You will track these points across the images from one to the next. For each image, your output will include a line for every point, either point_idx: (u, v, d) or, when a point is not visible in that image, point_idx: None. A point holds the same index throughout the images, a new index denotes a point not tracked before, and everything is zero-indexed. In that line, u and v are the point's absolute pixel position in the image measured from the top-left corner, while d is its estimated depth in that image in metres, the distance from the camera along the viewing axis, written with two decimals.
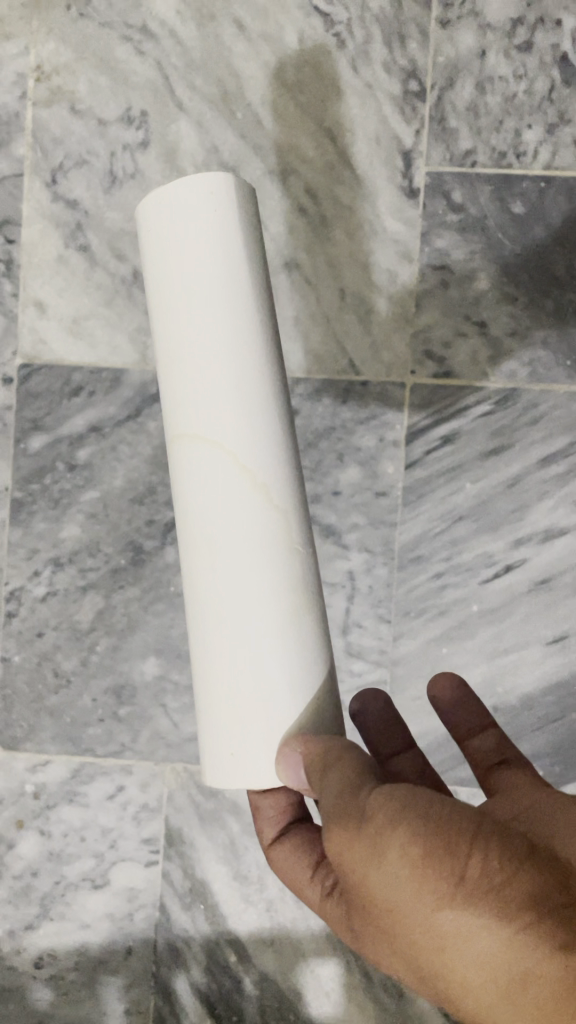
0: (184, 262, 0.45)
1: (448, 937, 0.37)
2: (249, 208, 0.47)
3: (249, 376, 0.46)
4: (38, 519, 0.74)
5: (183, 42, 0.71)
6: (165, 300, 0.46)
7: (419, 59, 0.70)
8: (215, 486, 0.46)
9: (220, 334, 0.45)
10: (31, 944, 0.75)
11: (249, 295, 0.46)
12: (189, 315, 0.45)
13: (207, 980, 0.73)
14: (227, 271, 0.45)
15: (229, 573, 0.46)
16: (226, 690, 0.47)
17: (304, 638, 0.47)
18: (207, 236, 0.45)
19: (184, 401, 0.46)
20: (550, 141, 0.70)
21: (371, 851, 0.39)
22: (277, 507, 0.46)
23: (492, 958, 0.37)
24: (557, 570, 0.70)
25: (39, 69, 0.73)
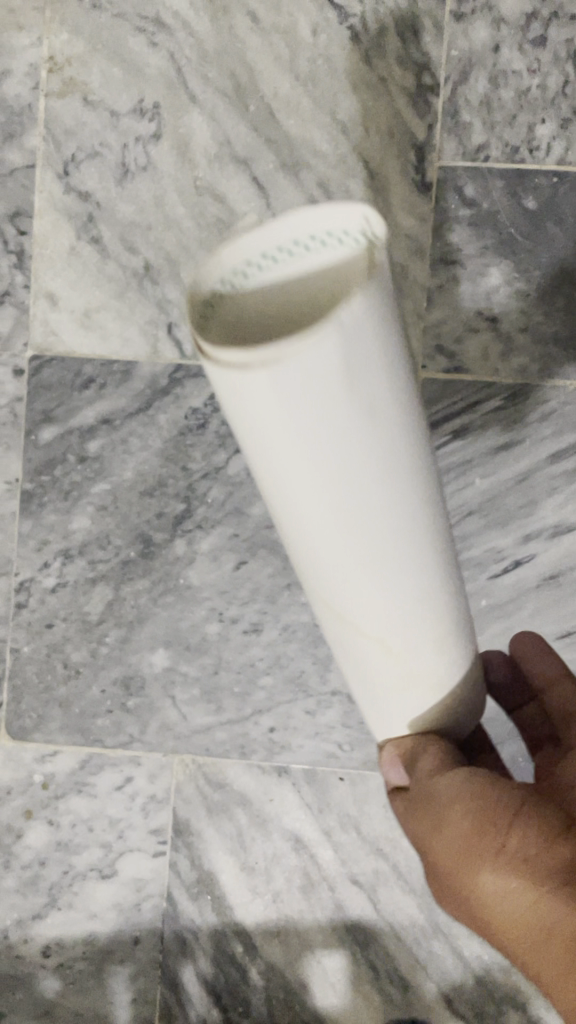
0: (285, 453, 0.35)
1: (485, 891, 0.49)
2: (361, 337, 0.32)
3: (347, 545, 0.40)
4: (48, 511, 0.74)
5: (196, 34, 0.71)
6: (250, 446, 0.37)
7: (432, 53, 0.70)
8: (325, 607, 0.45)
9: (347, 510, 0.38)
10: (39, 933, 0.76)
11: (379, 436, 0.36)
12: (299, 497, 0.38)
13: (214, 971, 0.74)
14: (343, 448, 0.35)
15: (350, 654, 0.49)
16: (358, 689, 0.53)
17: (426, 658, 0.49)
18: (272, 437, 0.35)
19: (286, 535, 0.42)
20: (564, 136, 0.70)
21: (440, 831, 0.51)
22: (408, 601, 0.45)
23: (519, 910, 0.47)
24: (566, 568, 0.70)
25: (52, 60, 0.73)
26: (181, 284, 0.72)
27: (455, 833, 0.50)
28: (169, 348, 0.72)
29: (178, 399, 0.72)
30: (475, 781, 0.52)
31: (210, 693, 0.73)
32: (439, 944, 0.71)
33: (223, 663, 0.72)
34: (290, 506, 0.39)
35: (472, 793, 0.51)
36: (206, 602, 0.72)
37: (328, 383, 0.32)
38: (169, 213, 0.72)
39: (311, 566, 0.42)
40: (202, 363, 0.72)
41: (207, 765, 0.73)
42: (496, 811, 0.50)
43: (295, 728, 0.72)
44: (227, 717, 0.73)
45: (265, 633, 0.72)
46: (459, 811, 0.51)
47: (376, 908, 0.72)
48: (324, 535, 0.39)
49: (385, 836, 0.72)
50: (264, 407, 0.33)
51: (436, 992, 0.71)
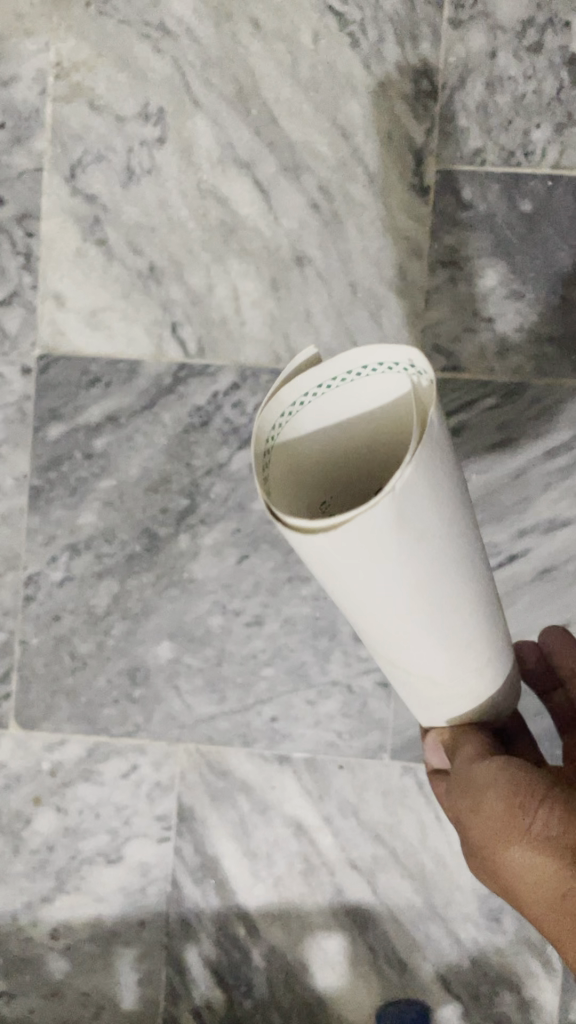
0: (355, 585, 0.40)
1: (515, 871, 0.45)
2: (412, 496, 0.37)
3: (426, 638, 0.45)
4: (56, 506, 0.76)
5: (200, 40, 0.73)
6: (335, 588, 0.42)
7: (430, 59, 0.71)
8: (398, 671, 0.51)
9: (408, 614, 0.43)
10: (48, 916, 0.78)
11: (435, 553, 0.41)
12: (366, 610, 0.43)
13: (217, 953, 0.76)
14: (402, 576, 0.40)
15: (414, 696, 0.54)
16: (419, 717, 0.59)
17: (472, 695, 0.55)
18: (355, 580, 0.40)
19: (369, 640, 0.47)
20: (559, 140, 0.71)
21: (478, 818, 0.48)
22: (459, 663, 0.50)
23: (538, 878, 0.44)
24: (560, 561, 0.72)
25: (59, 65, 0.74)
26: (185, 285, 0.74)
27: (487, 808, 0.48)
28: (173, 348, 0.74)
29: (181, 397, 0.74)
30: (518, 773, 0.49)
31: (213, 683, 0.75)
32: (435, 927, 0.73)
33: (226, 654, 0.75)
34: (360, 615, 0.44)
35: (509, 774, 0.49)
36: (210, 595, 0.74)
37: (386, 537, 0.37)
38: (174, 215, 0.74)
39: (378, 647, 0.48)
40: (206, 362, 0.74)
41: (210, 753, 0.75)
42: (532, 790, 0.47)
43: (296, 717, 0.74)
44: (230, 707, 0.75)
45: (267, 625, 0.74)
46: (493, 788, 0.49)
47: (374, 892, 0.74)
48: (391, 632, 0.44)
49: (383, 822, 0.74)
50: (346, 560, 0.38)
51: (433, 973, 0.73)
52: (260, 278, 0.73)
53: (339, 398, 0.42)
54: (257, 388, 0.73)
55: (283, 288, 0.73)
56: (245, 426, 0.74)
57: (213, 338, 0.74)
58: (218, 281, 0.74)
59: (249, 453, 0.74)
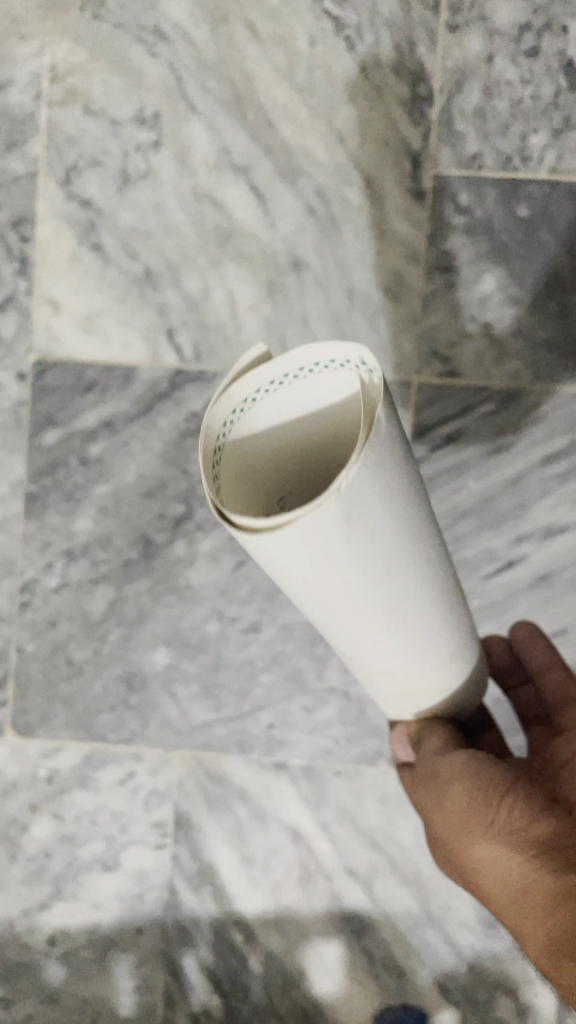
0: (308, 582, 0.40)
1: (475, 857, 0.51)
2: (363, 497, 0.36)
3: (382, 624, 0.44)
4: (52, 512, 0.75)
5: (196, 44, 0.73)
6: (287, 586, 0.41)
7: (427, 63, 0.71)
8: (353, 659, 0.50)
9: (364, 609, 0.42)
10: (44, 923, 0.78)
11: (389, 549, 0.40)
12: (321, 606, 0.42)
13: (214, 959, 0.76)
14: (354, 571, 0.39)
15: (369, 679, 0.54)
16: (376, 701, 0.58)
17: (428, 682, 0.54)
18: (304, 575, 0.39)
19: (326, 630, 0.46)
20: (556, 145, 0.71)
21: (437, 803, 0.55)
22: (414, 652, 0.49)
23: (507, 876, 0.49)
24: (557, 568, 0.72)
25: (53, 69, 0.74)
26: (181, 290, 0.74)
27: (446, 801, 0.54)
28: (169, 353, 0.74)
29: (177, 402, 0.74)
30: (469, 759, 0.55)
31: (210, 690, 0.75)
32: (433, 933, 0.73)
33: (223, 660, 0.74)
34: (317, 610, 0.43)
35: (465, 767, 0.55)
36: (207, 601, 0.74)
37: (338, 534, 0.37)
38: (170, 220, 0.73)
39: (334, 640, 0.47)
40: (202, 367, 0.73)
41: (207, 760, 0.75)
42: (487, 785, 0.52)
43: (293, 724, 0.74)
44: (227, 713, 0.75)
45: (264, 631, 0.74)
46: (455, 783, 0.54)
47: (372, 898, 0.74)
48: (346, 625, 0.44)
49: (381, 828, 0.74)
50: (292, 559, 0.37)
51: (430, 980, 0.73)
52: (256, 283, 0.73)
53: (287, 397, 0.40)
54: None
55: (279, 294, 0.73)
56: None
57: (209, 344, 0.73)
58: (215, 286, 0.73)
59: None
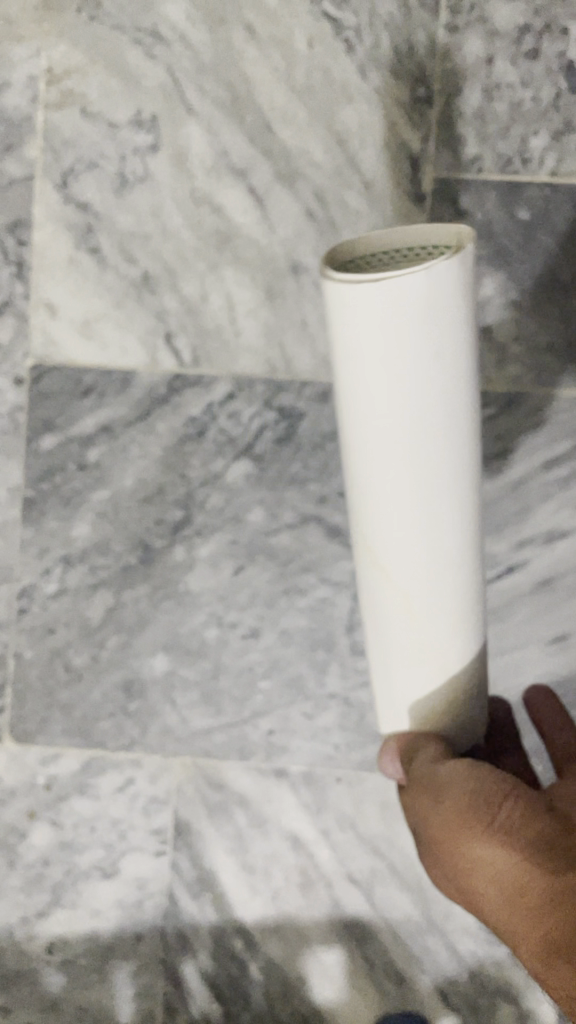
0: (368, 379, 0.43)
1: (474, 860, 0.50)
2: (439, 299, 0.40)
3: (410, 500, 0.48)
4: (49, 518, 0.75)
5: (193, 45, 0.72)
6: (344, 394, 0.45)
7: (427, 65, 0.71)
8: (378, 571, 0.52)
9: (401, 446, 0.45)
10: (43, 930, 0.77)
11: (436, 395, 0.44)
12: (365, 432, 0.46)
13: (214, 966, 0.76)
14: (406, 390, 0.43)
15: (380, 623, 0.55)
16: (377, 665, 0.59)
17: (443, 637, 0.55)
18: (363, 370, 0.43)
19: (358, 496, 0.50)
20: (556, 148, 0.71)
21: (430, 808, 0.53)
22: (438, 568, 0.51)
23: (504, 876, 0.48)
24: (559, 572, 0.72)
25: (50, 71, 0.73)
26: (179, 295, 0.73)
27: (442, 805, 0.52)
28: (168, 358, 0.73)
29: (176, 407, 0.73)
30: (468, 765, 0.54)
31: (209, 696, 0.74)
32: (434, 940, 0.73)
33: (222, 667, 0.74)
34: (360, 433, 0.46)
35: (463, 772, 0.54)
36: (207, 607, 0.74)
37: (412, 321, 0.40)
38: (168, 224, 0.73)
39: (365, 504, 0.49)
40: (201, 372, 0.73)
41: (207, 766, 0.75)
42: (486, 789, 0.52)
43: (293, 730, 0.74)
44: (226, 720, 0.74)
45: (263, 637, 0.73)
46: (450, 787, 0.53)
47: (372, 905, 0.74)
48: (381, 466, 0.47)
49: (382, 835, 0.73)
50: (361, 329, 0.41)
51: (430, 986, 0.73)
52: (255, 287, 0.72)
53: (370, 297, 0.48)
54: (252, 398, 0.73)
55: (278, 298, 0.72)
56: (240, 438, 0.73)
57: (208, 349, 0.73)
58: (213, 290, 0.73)
59: (244, 465, 0.73)
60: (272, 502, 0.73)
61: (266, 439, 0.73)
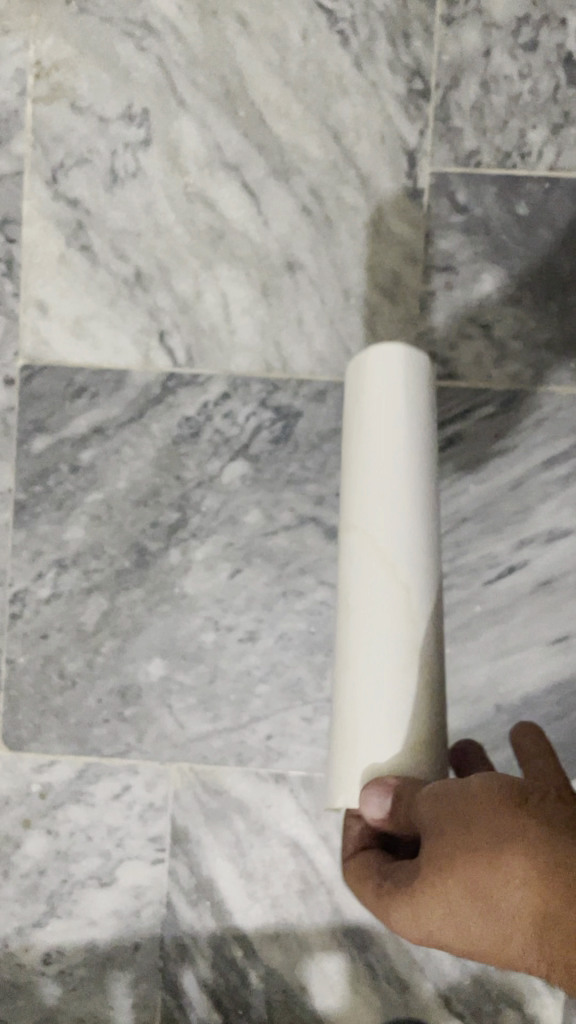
0: (390, 426, 0.50)
1: (488, 880, 0.41)
2: (419, 362, 0.50)
3: (413, 518, 0.49)
4: (42, 521, 0.73)
5: (185, 38, 0.71)
6: (361, 453, 0.50)
7: (423, 57, 0.69)
8: (371, 587, 0.48)
9: (381, 464, 0.49)
10: (39, 941, 0.76)
11: (413, 445, 0.50)
12: (379, 468, 0.49)
13: (214, 975, 0.74)
14: (419, 424, 0.50)
15: (366, 667, 0.48)
16: (352, 745, 0.48)
17: (429, 693, 0.48)
18: (390, 409, 0.50)
19: (359, 526, 0.49)
20: (555, 141, 0.69)
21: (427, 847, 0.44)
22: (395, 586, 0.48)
23: (523, 873, 0.41)
24: (560, 573, 0.70)
25: (38, 65, 0.72)
26: (173, 292, 0.72)
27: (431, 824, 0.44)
28: (161, 357, 0.72)
29: (171, 408, 0.72)
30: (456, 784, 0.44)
31: (206, 701, 0.73)
32: None
33: (219, 670, 0.73)
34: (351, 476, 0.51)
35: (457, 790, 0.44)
36: (203, 610, 0.72)
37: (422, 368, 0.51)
38: (160, 220, 0.71)
39: (371, 527, 0.49)
40: (195, 372, 0.72)
41: (205, 772, 0.74)
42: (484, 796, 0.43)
43: (291, 735, 0.73)
44: (224, 725, 0.73)
45: (261, 640, 0.72)
46: (425, 798, 0.45)
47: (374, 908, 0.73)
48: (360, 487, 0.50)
49: None
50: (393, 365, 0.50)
51: (434, 992, 0.73)
52: (249, 285, 0.71)
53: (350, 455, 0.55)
54: (248, 397, 0.72)
55: (274, 295, 0.71)
56: (236, 438, 0.72)
57: (202, 347, 0.72)
58: (207, 288, 0.72)
59: (240, 465, 0.72)
60: (269, 503, 0.72)
61: (262, 438, 0.72)
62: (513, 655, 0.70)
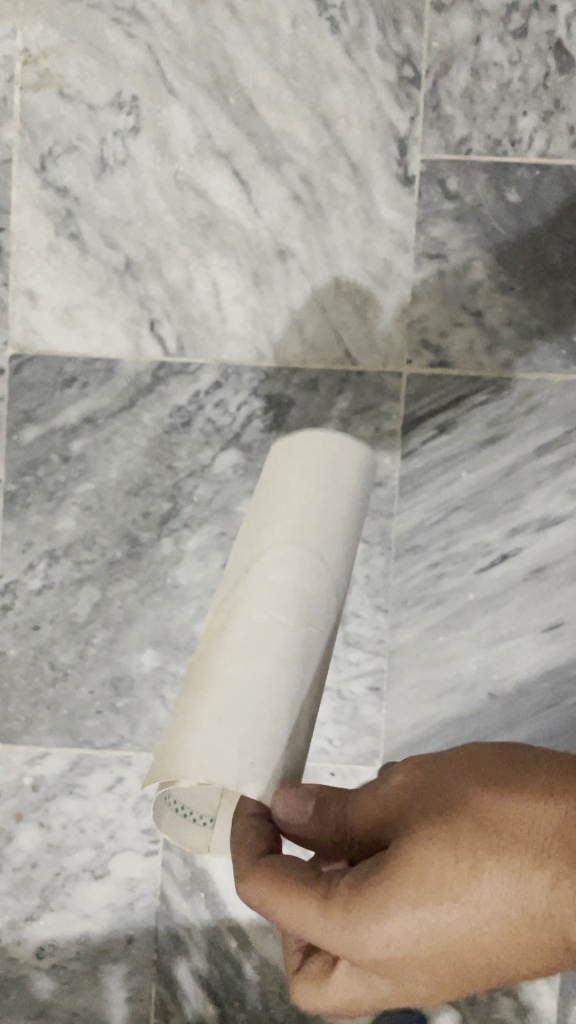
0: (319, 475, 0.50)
1: (497, 813, 0.37)
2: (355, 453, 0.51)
3: (335, 496, 0.49)
4: (32, 512, 0.73)
5: (174, 24, 0.70)
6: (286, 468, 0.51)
7: (413, 44, 0.69)
8: (283, 538, 0.48)
9: (301, 496, 0.49)
10: (32, 935, 0.75)
11: (326, 509, 0.48)
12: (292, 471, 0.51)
13: (208, 967, 0.74)
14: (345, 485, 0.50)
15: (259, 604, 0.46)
16: (218, 714, 0.42)
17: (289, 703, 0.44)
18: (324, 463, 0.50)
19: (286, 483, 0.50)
20: (546, 128, 0.69)
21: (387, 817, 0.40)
22: (286, 621, 0.45)
23: (535, 828, 0.37)
24: (552, 561, 0.70)
25: (26, 51, 0.71)
26: (163, 282, 0.71)
27: (417, 791, 0.39)
28: (152, 346, 0.72)
29: (162, 397, 0.72)
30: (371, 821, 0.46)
31: None
32: None
33: None
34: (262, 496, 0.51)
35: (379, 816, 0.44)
36: (196, 600, 0.72)
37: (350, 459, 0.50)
38: (150, 208, 0.71)
39: (296, 490, 0.49)
40: (186, 361, 0.72)
41: None
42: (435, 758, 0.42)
43: None
44: None
45: None
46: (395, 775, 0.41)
47: None
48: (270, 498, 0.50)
49: None
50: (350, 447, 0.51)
51: None
52: (240, 273, 0.71)
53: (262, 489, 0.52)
54: (239, 386, 0.71)
55: (265, 284, 0.71)
56: (228, 427, 0.71)
57: (193, 336, 0.72)
58: (198, 276, 0.71)
59: (232, 454, 0.71)
60: None
61: (254, 428, 0.71)
62: (505, 643, 0.70)
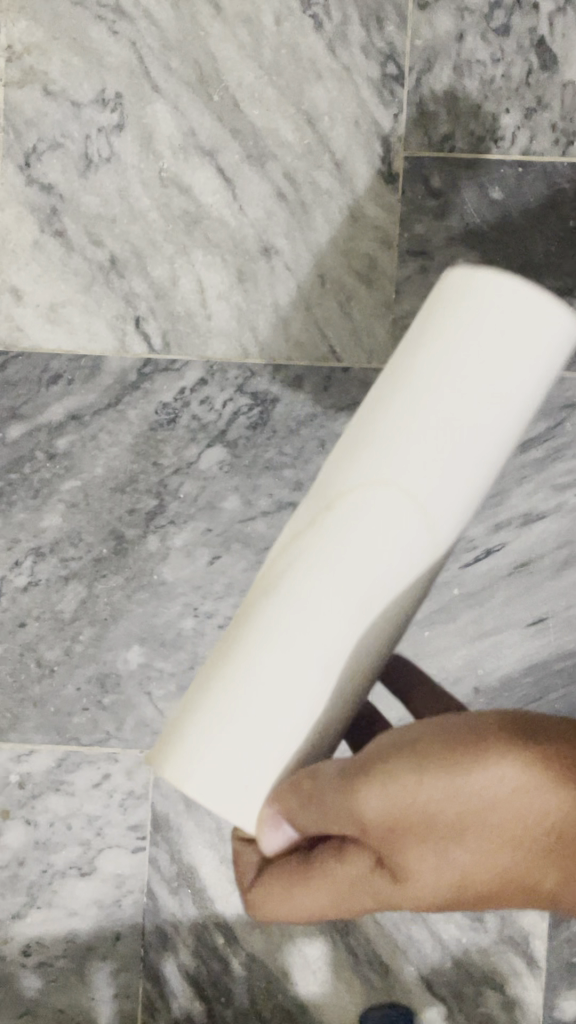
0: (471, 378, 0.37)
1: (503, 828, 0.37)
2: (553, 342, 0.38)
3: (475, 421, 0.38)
4: (18, 509, 0.73)
5: (158, 22, 0.70)
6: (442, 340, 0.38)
7: (396, 41, 0.70)
8: (398, 475, 0.38)
9: (462, 413, 0.37)
10: (19, 933, 0.75)
11: (466, 433, 0.38)
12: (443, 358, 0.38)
13: (195, 963, 0.74)
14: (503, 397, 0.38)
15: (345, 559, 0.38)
16: (255, 702, 0.38)
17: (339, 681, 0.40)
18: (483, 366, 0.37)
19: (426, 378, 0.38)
20: (528, 125, 0.70)
21: (384, 833, 0.38)
22: (364, 599, 0.38)
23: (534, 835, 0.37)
24: (536, 555, 0.70)
25: (10, 49, 0.71)
26: (148, 279, 0.71)
27: (415, 811, 0.37)
28: (137, 343, 0.72)
29: (147, 394, 0.72)
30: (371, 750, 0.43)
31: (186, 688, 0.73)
32: (418, 928, 0.73)
33: (199, 657, 0.72)
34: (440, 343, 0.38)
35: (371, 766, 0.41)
36: (182, 597, 0.72)
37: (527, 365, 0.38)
38: (135, 205, 0.71)
39: (433, 396, 0.38)
40: (172, 358, 0.72)
41: None
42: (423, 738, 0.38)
43: None
44: None
45: None
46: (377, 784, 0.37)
47: None
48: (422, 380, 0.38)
49: None
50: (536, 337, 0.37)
51: (416, 975, 0.73)
52: (225, 270, 0.71)
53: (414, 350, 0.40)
54: (224, 383, 0.71)
55: (250, 281, 0.71)
56: (213, 423, 0.72)
57: (179, 333, 0.72)
58: (183, 273, 0.71)
59: (217, 451, 0.72)
60: (247, 489, 0.71)
61: (240, 424, 0.71)
62: (490, 636, 0.71)
